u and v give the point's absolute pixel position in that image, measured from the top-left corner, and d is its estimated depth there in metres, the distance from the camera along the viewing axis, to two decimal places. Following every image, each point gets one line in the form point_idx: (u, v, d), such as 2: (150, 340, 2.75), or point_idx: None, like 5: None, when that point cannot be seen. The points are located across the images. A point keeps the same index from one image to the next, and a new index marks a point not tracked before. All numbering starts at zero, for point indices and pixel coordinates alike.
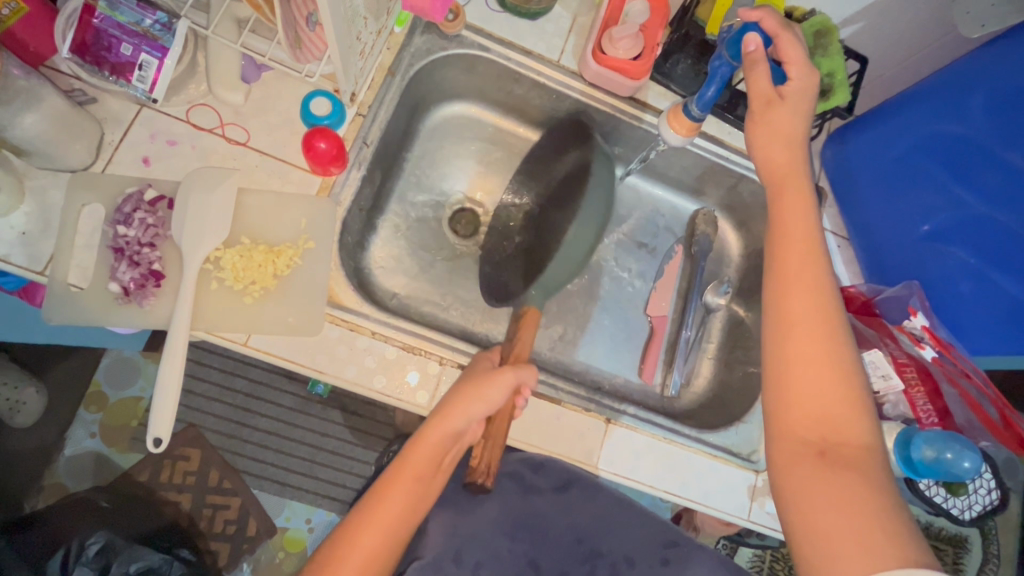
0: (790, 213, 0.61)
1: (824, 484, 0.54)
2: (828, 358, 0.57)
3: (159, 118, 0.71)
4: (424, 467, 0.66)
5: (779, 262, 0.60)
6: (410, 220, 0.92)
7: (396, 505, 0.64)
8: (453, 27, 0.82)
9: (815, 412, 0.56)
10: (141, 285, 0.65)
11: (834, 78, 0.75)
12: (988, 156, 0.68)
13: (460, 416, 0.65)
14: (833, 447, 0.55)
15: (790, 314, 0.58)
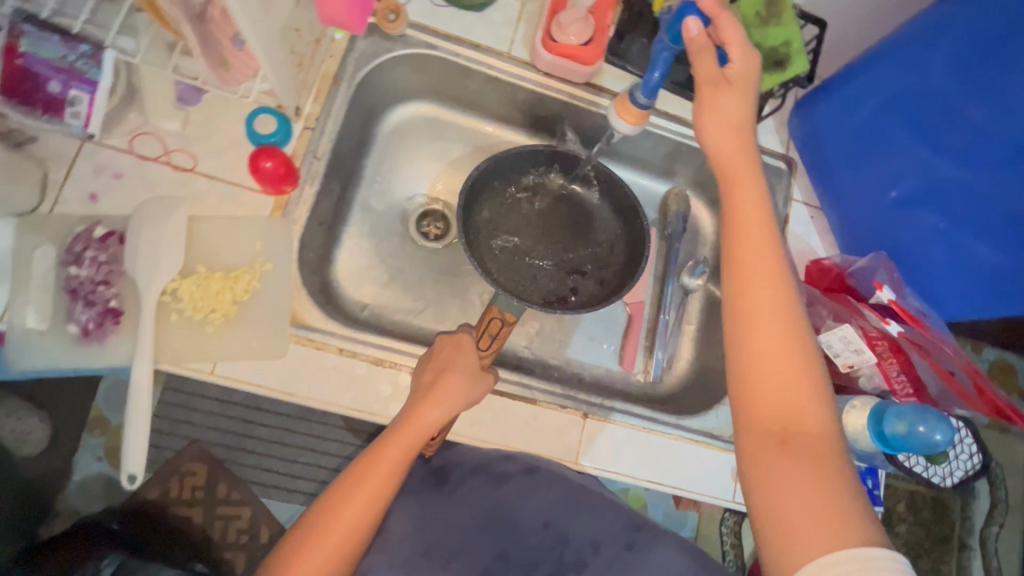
0: (744, 199, 0.59)
1: (789, 471, 0.53)
2: (788, 348, 0.56)
3: (102, 152, 0.70)
4: (416, 440, 0.65)
5: (737, 249, 0.59)
6: (376, 227, 0.91)
7: (384, 473, 0.63)
8: (395, 28, 0.80)
9: (778, 403, 0.56)
10: (100, 324, 0.65)
11: (790, 48, 0.73)
12: (953, 116, 0.66)
13: (446, 394, 0.68)
14: (795, 436, 0.54)
15: (752, 303, 0.57)
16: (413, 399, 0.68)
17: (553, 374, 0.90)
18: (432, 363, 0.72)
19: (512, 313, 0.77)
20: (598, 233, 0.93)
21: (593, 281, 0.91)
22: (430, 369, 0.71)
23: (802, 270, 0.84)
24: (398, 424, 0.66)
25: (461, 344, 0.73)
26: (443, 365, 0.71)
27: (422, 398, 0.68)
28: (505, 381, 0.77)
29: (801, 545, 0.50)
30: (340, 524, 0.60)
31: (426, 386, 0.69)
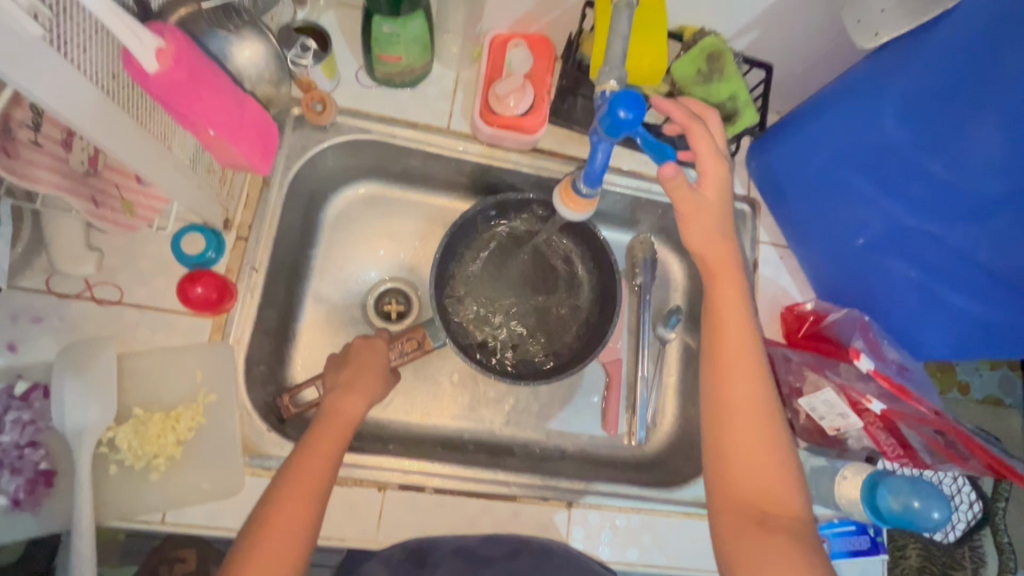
0: (723, 299, 0.61)
1: (769, 548, 0.53)
2: (760, 431, 0.57)
3: (14, 296, 0.64)
4: (342, 432, 0.65)
5: (715, 348, 0.60)
6: (328, 320, 0.84)
7: (321, 460, 0.61)
8: (324, 118, 0.74)
9: (753, 483, 0.56)
10: (31, 492, 0.60)
11: (737, 101, 0.71)
12: (908, 165, 0.62)
13: (363, 389, 0.70)
14: (771, 513, 0.55)
15: (730, 392, 0.58)
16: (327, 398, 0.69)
17: (534, 451, 0.86)
18: (350, 364, 0.73)
19: (430, 340, 0.80)
20: (570, 279, 0.88)
21: (570, 333, 0.87)
22: (350, 369, 0.73)
23: (777, 316, 0.82)
24: (319, 420, 0.66)
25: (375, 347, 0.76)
26: (354, 364, 0.73)
27: (337, 397, 0.68)
28: (480, 479, 0.73)
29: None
30: (282, 525, 0.56)
31: (339, 386, 0.70)
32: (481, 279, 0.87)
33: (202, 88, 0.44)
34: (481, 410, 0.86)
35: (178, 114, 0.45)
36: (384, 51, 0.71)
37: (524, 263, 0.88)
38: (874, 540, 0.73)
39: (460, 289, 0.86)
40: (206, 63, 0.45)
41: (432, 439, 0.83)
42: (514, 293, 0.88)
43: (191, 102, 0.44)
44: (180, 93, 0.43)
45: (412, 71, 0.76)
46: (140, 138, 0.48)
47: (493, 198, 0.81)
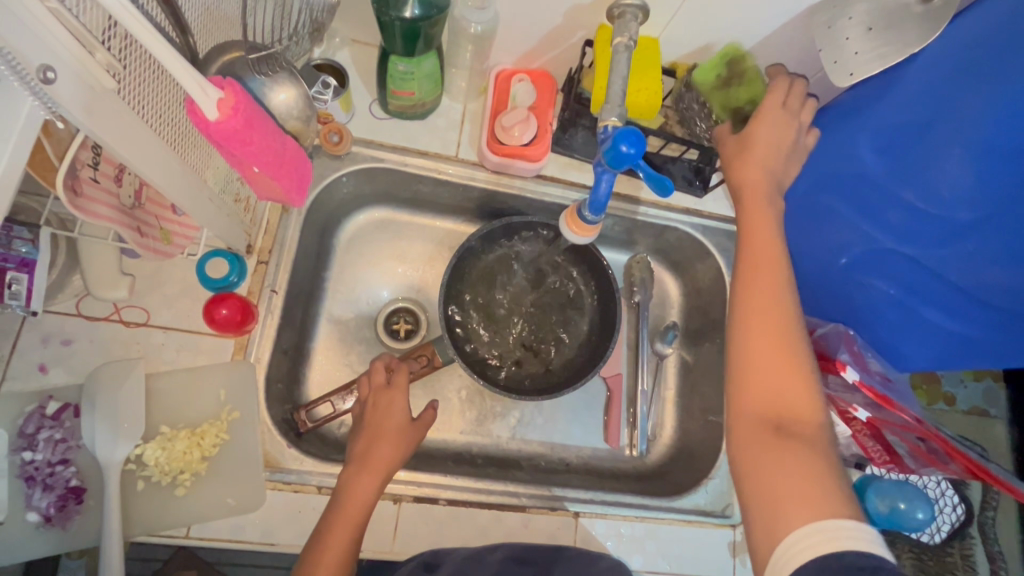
0: (759, 215, 0.64)
1: (782, 453, 0.53)
2: (784, 350, 0.57)
3: (47, 320, 0.67)
4: (358, 515, 0.65)
5: (747, 263, 0.62)
6: (340, 340, 0.88)
7: (342, 540, 0.63)
8: (340, 148, 0.79)
9: (771, 392, 0.56)
10: (62, 507, 0.63)
11: (753, 106, 0.71)
12: (888, 194, 0.68)
13: (380, 461, 0.69)
14: (787, 422, 0.55)
15: (754, 301, 0.59)
16: (341, 479, 0.68)
17: (540, 464, 0.89)
18: (369, 432, 0.71)
19: (440, 357, 0.84)
20: (574, 296, 0.92)
21: (574, 348, 0.91)
22: (364, 438, 0.71)
23: None
24: (337, 501, 0.66)
25: (397, 409, 0.74)
26: (371, 428, 0.72)
27: (347, 487, 0.66)
28: (492, 491, 0.77)
29: (791, 517, 0.49)
30: None
31: (361, 457, 0.69)
32: (487, 300, 0.91)
33: (252, 131, 0.49)
34: (489, 425, 0.90)
35: (235, 154, 0.50)
36: (398, 86, 0.76)
37: (528, 282, 0.92)
38: None
39: (468, 313, 0.90)
40: (259, 111, 0.50)
41: (442, 453, 0.86)
42: (520, 312, 0.92)
43: (243, 145, 0.49)
44: (236, 140, 0.48)
45: (423, 104, 0.81)
46: (181, 172, 0.52)
47: (498, 223, 0.86)
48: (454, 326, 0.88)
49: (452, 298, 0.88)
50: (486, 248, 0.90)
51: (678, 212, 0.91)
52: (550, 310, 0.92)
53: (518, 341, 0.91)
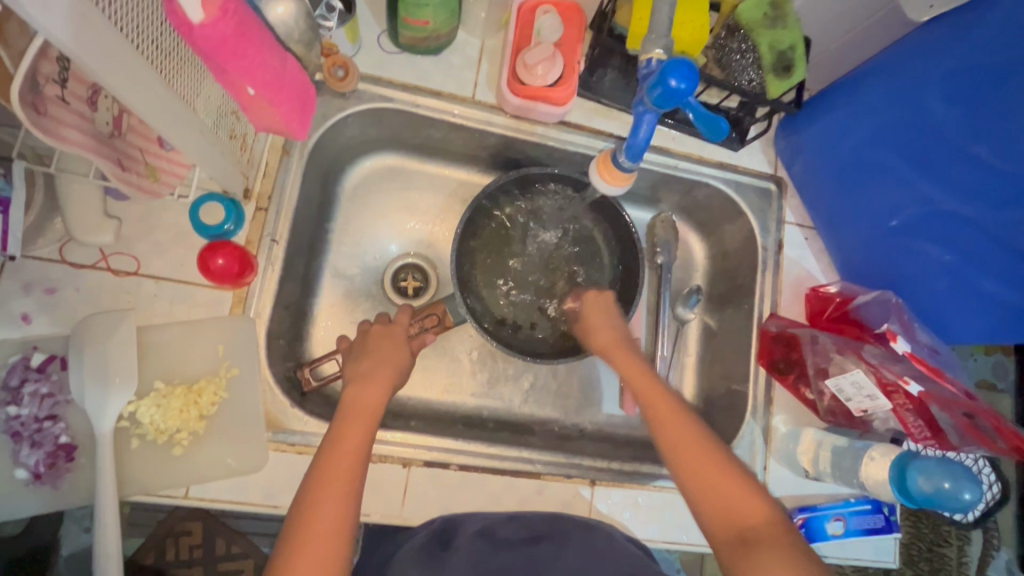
0: (628, 367, 0.70)
1: (757, 564, 0.53)
2: (710, 458, 0.60)
3: (28, 266, 0.61)
4: (352, 468, 0.59)
5: (648, 406, 0.65)
6: (344, 296, 0.82)
7: (350, 453, 0.59)
8: (345, 84, 0.72)
9: (723, 513, 0.57)
10: (52, 465, 0.59)
11: (796, 52, 0.69)
12: (953, 148, 0.61)
13: (369, 406, 0.64)
14: (750, 534, 0.55)
15: (670, 436, 0.62)
16: (330, 430, 0.62)
17: (553, 429, 0.85)
18: (355, 381, 0.67)
19: (452, 316, 0.77)
20: (594, 258, 0.86)
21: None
22: (371, 357, 0.69)
23: (802, 298, 0.83)
24: (342, 414, 0.63)
25: (385, 357, 0.70)
26: (375, 350, 0.70)
27: (337, 436, 0.61)
28: (505, 457, 0.73)
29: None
30: (319, 522, 0.55)
31: (349, 405, 0.64)
32: (502, 259, 0.85)
33: (245, 43, 0.46)
34: (500, 388, 0.85)
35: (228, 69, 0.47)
36: (410, 14, 0.67)
37: (547, 238, 0.86)
38: (887, 520, 0.77)
39: (481, 273, 0.85)
40: (255, 21, 0.47)
41: (452, 417, 0.82)
42: (536, 272, 0.86)
43: (234, 56, 0.46)
44: (228, 50, 0.45)
45: (437, 37, 0.73)
46: (171, 100, 0.45)
47: (515, 174, 0.79)
48: (468, 283, 0.83)
49: (465, 254, 0.82)
50: (501, 201, 0.83)
51: (712, 166, 0.83)
52: (570, 268, 0.86)
53: (536, 301, 0.86)
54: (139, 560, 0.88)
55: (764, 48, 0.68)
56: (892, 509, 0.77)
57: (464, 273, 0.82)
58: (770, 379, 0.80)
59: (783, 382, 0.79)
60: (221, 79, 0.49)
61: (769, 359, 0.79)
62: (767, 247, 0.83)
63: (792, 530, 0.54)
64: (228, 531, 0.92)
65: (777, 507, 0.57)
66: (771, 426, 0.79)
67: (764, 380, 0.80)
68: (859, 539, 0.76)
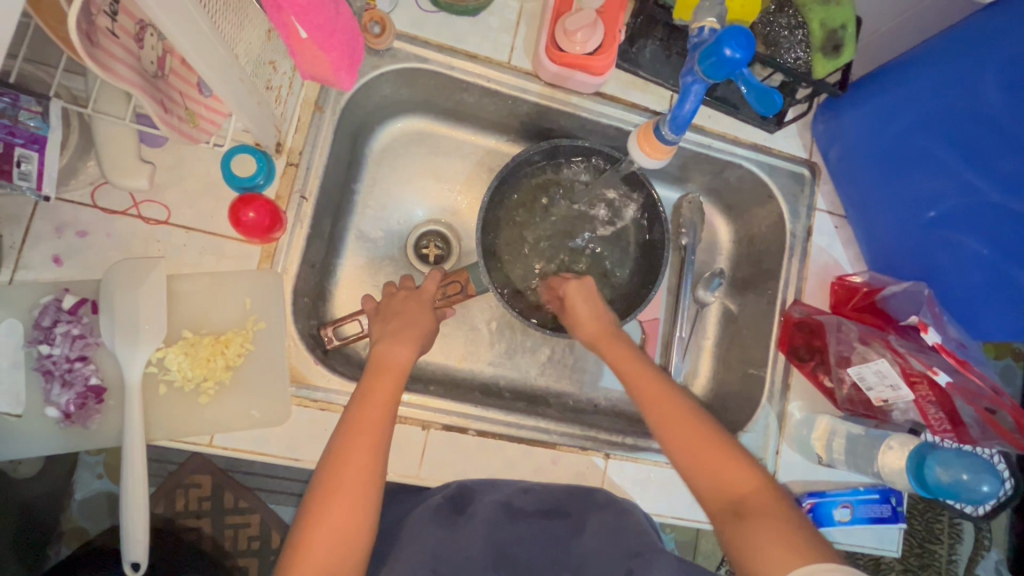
0: (616, 353, 0.70)
1: (754, 531, 0.54)
2: (703, 433, 0.61)
3: (61, 208, 0.61)
4: (379, 422, 0.60)
5: (635, 386, 0.66)
6: (367, 259, 0.82)
7: (380, 409, 0.61)
8: (381, 42, 0.70)
9: (719, 485, 0.58)
10: (82, 405, 0.60)
11: (847, 31, 0.66)
12: (1004, 137, 0.60)
13: (396, 365, 0.65)
14: (743, 504, 0.57)
15: (665, 414, 0.63)
16: (359, 387, 0.63)
17: (568, 403, 0.85)
18: (383, 341, 0.67)
19: (474, 285, 0.77)
20: (619, 235, 0.85)
21: (613, 288, 0.85)
22: (399, 320, 0.70)
23: (826, 287, 0.82)
24: (372, 372, 0.64)
25: (411, 319, 0.70)
26: (404, 313, 0.71)
27: (366, 392, 0.62)
28: (523, 426, 0.74)
29: (779, 562, 0.51)
30: (348, 476, 0.57)
31: (375, 363, 0.65)
32: (527, 228, 0.84)
33: None
34: (517, 359, 0.86)
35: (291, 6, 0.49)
36: None
37: (572, 213, 0.85)
38: (894, 510, 0.77)
39: (505, 241, 0.84)
40: None
41: (469, 384, 0.83)
42: (560, 243, 0.85)
43: None
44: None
45: None
46: (217, 40, 0.45)
47: (546, 144, 0.78)
48: (492, 253, 0.82)
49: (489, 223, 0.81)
50: (530, 171, 0.82)
51: (746, 148, 0.82)
52: (595, 245, 0.85)
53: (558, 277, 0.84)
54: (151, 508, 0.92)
55: (814, 24, 0.66)
56: (900, 499, 0.77)
57: (488, 243, 0.81)
58: (788, 365, 0.80)
59: (802, 369, 0.79)
60: (274, 19, 0.52)
61: (790, 346, 0.79)
62: (796, 233, 0.82)
63: (781, 505, 0.56)
64: (237, 486, 0.94)
65: (769, 478, 0.58)
66: (786, 412, 0.79)
67: (783, 367, 0.80)
68: (864, 527, 0.77)
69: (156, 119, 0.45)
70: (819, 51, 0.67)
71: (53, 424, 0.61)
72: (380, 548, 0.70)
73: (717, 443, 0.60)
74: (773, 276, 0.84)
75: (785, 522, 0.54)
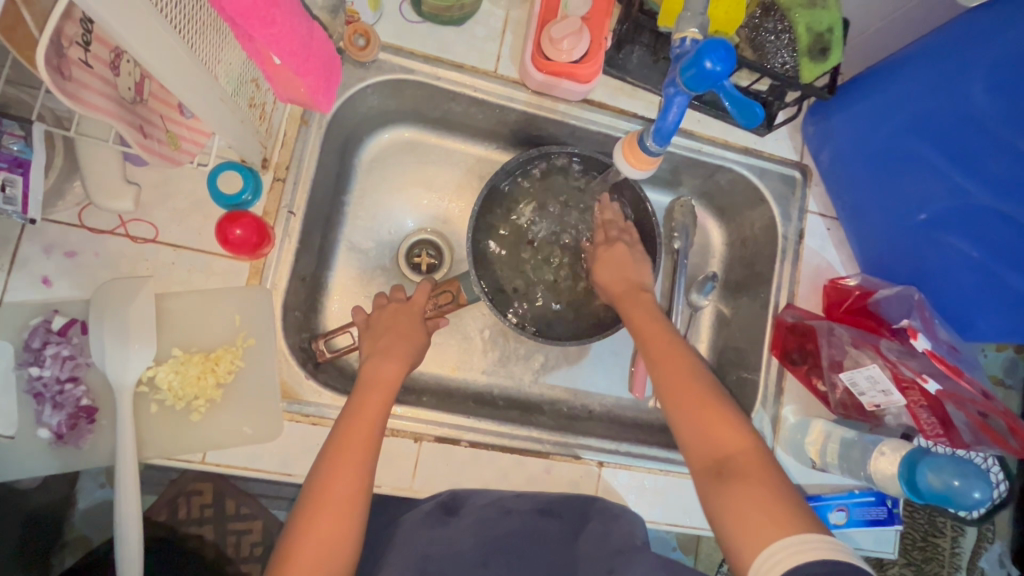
0: (639, 314, 0.71)
1: (734, 487, 0.54)
2: (701, 396, 0.61)
3: (48, 229, 0.62)
4: (367, 438, 0.60)
5: (648, 345, 0.68)
6: (359, 269, 0.82)
7: (368, 423, 0.61)
8: (366, 55, 0.70)
9: (706, 443, 0.58)
10: (74, 426, 0.60)
11: (834, 33, 0.66)
12: (990, 137, 0.60)
13: (386, 380, 0.65)
14: (728, 464, 0.56)
15: (670, 374, 0.63)
16: (349, 403, 0.63)
17: (562, 410, 0.85)
18: (373, 357, 0.68)
19: (465, 295, 0.76)
20: None
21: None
22: (390, 336, 0.70)
23: (819, 290, 0.82)
24: (363, 386, 0.64)
25: (399, 334, 0.70)
26: (393, 327, 0.71)
27: (354, 409, 0.62)
28: (515, 436, 0.74)
29: (750, 521, 0.51)
30: (336, 492, 0.57)
31: (366, 378, 0.65)
32: (519, 233, 0.84)
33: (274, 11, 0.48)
34: (511, 366, 0.86)
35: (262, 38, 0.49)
36: None
37: (566, 220, 0.85)
38: (890, 511, 0.77)
39: (496, 247, 0.84)
40: None
41: (463, 393, 0.83)
42: (553, 248, 0.85)
43: (264, 25, 0.48)
44: (258, 20, 0.47)
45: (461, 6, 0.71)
46: (193, 64, 0.44)
47: (537, 151, 0.77)
48: (485, 262, 0.82)
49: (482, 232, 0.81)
50: (522, 179, 0.82)
51: (736, 151, 0.81)
52: (590, 252, 0.85)
53: (552, 286, 0.84)
54: (152, 516, 0.91)
55: (801, 28, 0.66)
56: (895, 501, 0.77)
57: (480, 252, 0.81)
58: (782, 368, 0.80)
59: (795, 373, 0.79)
60: (248, 48, 0.52)
61: (782, 349, 0.79)
62: (788, 236, 0.82)
63: (769, 470, 0.55)
64: (238, 493, 0.95)
65: (762, 445, 0.57)
66: (781, 416, 0.79)
67: (776, 370, 0.80)
68: (860, 530, 0.77)
69: (136, 147, 0.45)
70: (806, 56, 0.67)
71: (44, 446, 0.61)
72: (375, 558, 0.70)
73: (710, 405, 0.59)
74: (765, 279, 0.83)
75: (767, 487, 0.53)
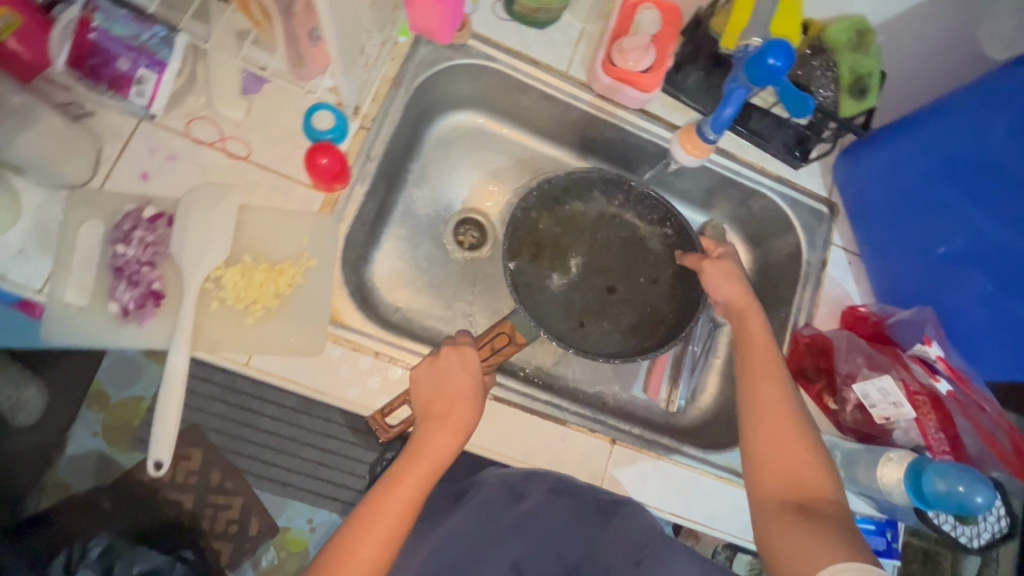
0: (753, 329, 0.74)
1: (808, 524, 0.60)
2: (796, 429, 0.66)
3: (159, 132, 0.69)
4: (429, 472, 0.63)
5: (748, 371, 0.71)
6: (413, 231, 0.89)
7: (432, 461, 0.63)
8: (460, 37, 0.80)
9: (790, 475, 0.64)
10: (141, 305, 0.65)
11: (872, 78, 0.75)
12: (1014, 183, 0.66)
13: (448, 433, 0.65)
14: (807, 502, 0.62)
15: (763, 402, 0.69)
16: (416, 432, 0.66)
17: (578, 395, 0.88)
18: (434, 396, 0.67)
19: (521, 333, 0.76)
20: (653, 267, 0.90)
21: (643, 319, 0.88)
22: (451, 389, 0.68)
23: (837, 316, 0.86)
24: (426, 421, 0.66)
25: (457, 392, 0.67)
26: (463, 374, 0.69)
27: (420, 444, 0.64)
28: (537, 400, 0.77)
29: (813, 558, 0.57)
30: (385, 514, 0.60)
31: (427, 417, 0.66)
32: (569, 257, 0.90)
33: None
34: (536, 347, 0.89)
35: None
36: None
37: (611, 250, 0.90)
38: (890, 545, 0.78)
39: (545, 258, 0.89)
40: None
41: None
42: (599, 276, 0.90)
43: None
44: None
45: (548, 11, 0.80)
46: None
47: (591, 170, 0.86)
48: (530, 271, 0.88)
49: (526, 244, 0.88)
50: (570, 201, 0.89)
51: (771, 178, 0.88)
52: (631, 281, 0.90)
53: (592, 312, 0.89)
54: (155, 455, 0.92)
55: (845, 68, 0.75)
56: (895, 535, 0.78)
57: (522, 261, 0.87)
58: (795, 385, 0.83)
59: (809, 390, 0.81)
60: None
61: (799, 366, 0.82)
62: (812, 262, 0.87)
63: (843, 520, 0.60)
64: None
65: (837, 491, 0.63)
66: None
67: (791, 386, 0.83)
68: None
69: None
70: (846, 92, 0.75)
71: (105, 322, 0.65)
72: None
73: (801, 440, 0.65)
74: (786, 302, 0.88)
75: (837, 530, 0.58)
